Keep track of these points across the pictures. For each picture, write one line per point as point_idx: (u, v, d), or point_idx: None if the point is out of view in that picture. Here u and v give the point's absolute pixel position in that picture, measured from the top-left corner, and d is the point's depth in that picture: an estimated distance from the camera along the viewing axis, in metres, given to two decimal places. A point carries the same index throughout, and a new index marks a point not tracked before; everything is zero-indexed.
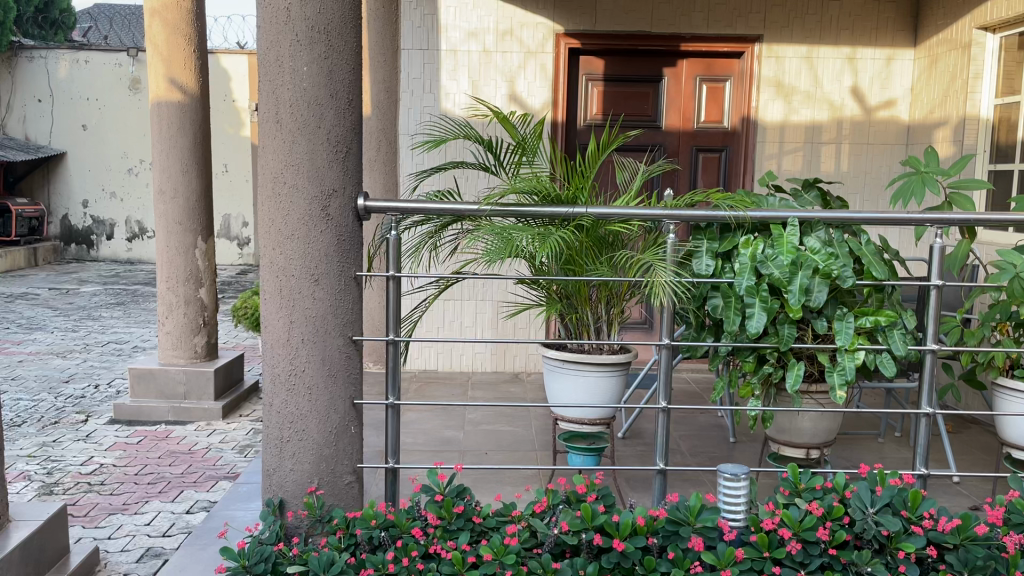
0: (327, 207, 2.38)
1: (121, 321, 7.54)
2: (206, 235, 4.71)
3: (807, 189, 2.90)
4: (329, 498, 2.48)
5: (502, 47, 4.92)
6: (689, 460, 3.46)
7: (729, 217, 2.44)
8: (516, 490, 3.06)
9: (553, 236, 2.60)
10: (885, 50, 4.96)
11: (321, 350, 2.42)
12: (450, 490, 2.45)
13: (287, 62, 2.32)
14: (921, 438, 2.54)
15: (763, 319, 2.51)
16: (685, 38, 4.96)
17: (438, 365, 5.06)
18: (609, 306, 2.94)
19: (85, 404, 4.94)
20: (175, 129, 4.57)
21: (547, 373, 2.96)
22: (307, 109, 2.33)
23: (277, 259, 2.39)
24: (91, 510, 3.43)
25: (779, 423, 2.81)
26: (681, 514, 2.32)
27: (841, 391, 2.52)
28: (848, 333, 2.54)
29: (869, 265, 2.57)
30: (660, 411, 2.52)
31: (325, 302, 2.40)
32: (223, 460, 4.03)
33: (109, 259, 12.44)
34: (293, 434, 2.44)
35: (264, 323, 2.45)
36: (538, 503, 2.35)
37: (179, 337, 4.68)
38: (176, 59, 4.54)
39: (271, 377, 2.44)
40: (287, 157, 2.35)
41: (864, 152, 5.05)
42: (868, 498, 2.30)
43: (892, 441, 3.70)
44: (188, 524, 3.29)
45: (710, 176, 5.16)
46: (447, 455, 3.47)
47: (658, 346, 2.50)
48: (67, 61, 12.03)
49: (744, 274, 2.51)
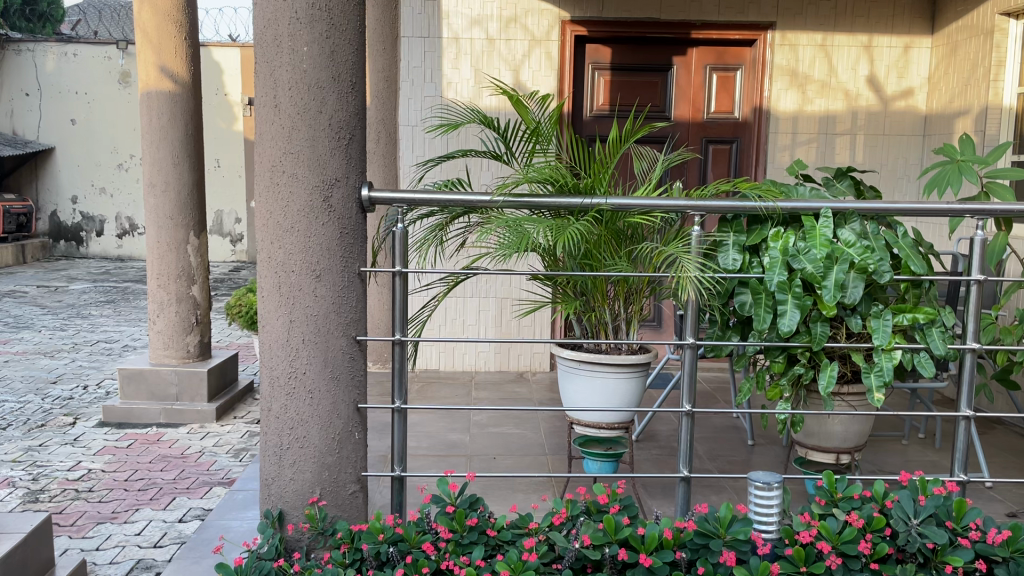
0: (329, 198, 2.21)
1: (112, 319, 7.35)
2: (198, 230, 4.53)
3: (839, 178, 2.74)
4: (331, 509, 2.32)
5: (506, 34, 4.75)
6: (708, 464, 3.29)
7: (760, 208, 2.28)
8: (529, 499, 2.89)
9: (571, 228, 2.43)
10: (902, 39, 4.82)
11: (322, 352, 2.26)
12: (462, 501, 2.29)
13: (287, 41, 2.15)
14: (959, 442, 2.42)
15: (796, 317, 2.36)
16: (695, 25, 4.81)
17: (440, 364, 4.91)
18: (628, 303, 2.77)
19: (73, 406, 4.76)
20: (167, 119, 4.39)
21: (562, 375, 2.79)
22: (306, 93, 2.16)
23: (276, 254, 2.22)
24: (78, 520, 3.26)
25: (808, 427, 2.67)
26: (710, 527, 2.16)
27: (880, 394, 2.37)
28: (887, 332, 2.38)
29: (907, 259, 2.41)
30: (685, 414, 2.36)
31: (327, 299, 2.24)
32: (217, 465, 3.86)
33: (99, 257, 12.25)
34: (294, 441, 2.28)
35: (262, 323, 2.28)
36: (556, 515, 2.20)
37: (171, 336, 4.50)
38: (168, 46, 4.37)
39: (270, 380, 2.28)
40: (286, 144, 2.18)
41: (880, 142, 4.91)
42: (911, 508, 2.16)
43: (918, 442, 3.55)
44: (181, 534, 3.13)
45: (721, 168, 5.03)
46: (454, 460, 3.31)
47: (681, 345, 2.34)
48: (55, 53, 11.79)
49: (775, 269, 2.36)
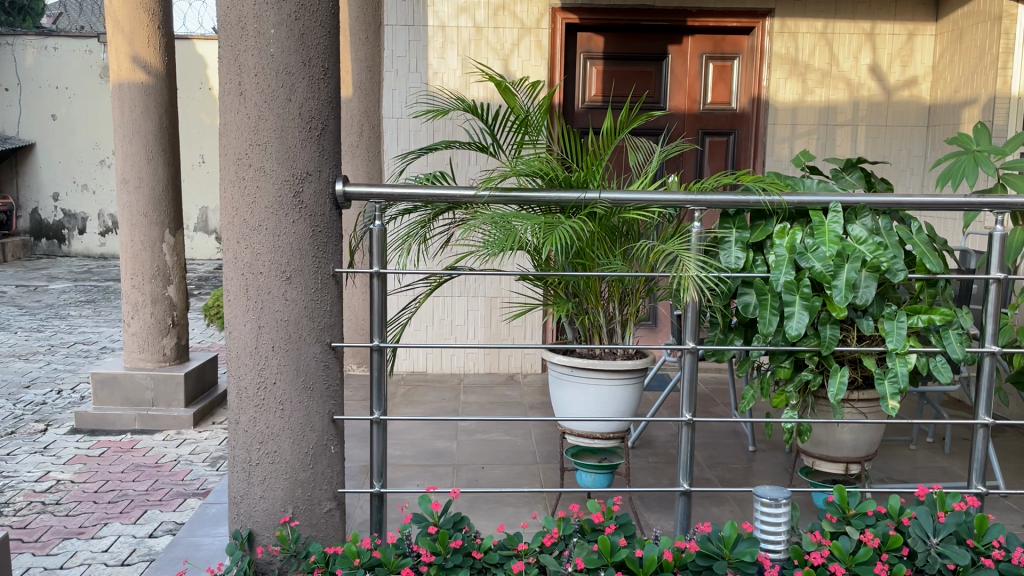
0: (300, 193, 2.03)
1: (90, 320, 7.15)
2: (174, 227, 4.34)
3: (849, 170, 2.61)
4: (304, 529, 2.15)
5: (494, 22, 4.57)
6: (707, 472, 3.13)
7: (766, 204, 2.11)
8: (518, 515, 2.73)
9: (562, 226, 2.26)
10: (906, 26, 4.66)
11: (294, 361, 2.08)
12: (446, 521, 2.12)
13: (252, 23, 1.97)
14: (977, 451, 2.26)
15: (805, 319, 2.19)
16: (691, 12, 4.63)
17: (428, 365, 4.74)
18: (623, 304, 2.61)
19: (45, 412, 4.57)
20: (139, 111, 4.20)
21: (554, 382, 2.62)
22: (274, 79, 1.99)
23: (242, 255, 2.05)
24: (43, 536, 3.08)
25: (815, 435, 2.51)
26: (714, 547, 2.00)
27: (894, 402, 2.23)
28: (902, 335, 2.24)
29: (922, 256, 2.25)
30: (684, 425, 2.19)
31: (298, 303, 2.07)
32: (192, 474, 3.68)
33: (82, 255, 12.04)
34: (264, 456, 2.11)
35: (228, 328, 2.11)
36: (547, 535, 2.03)
37: (146, 339, 4.31)
38: (139, 36, 4.17)
39: (237, 391, 2.11)
40: (253, 135, 2.00)
41: (882, 134, 4.76)
42: (930, 526, 2.00)
43: (926, 447, 3.41)
44: (151, 551, 2.95)
45: (718, 161, 4.88)
46: (440, 470, 3.15)
47: (681, 351, 2.17)
48: (35, 47, 11.52)
49: (782, 268, 2.20)
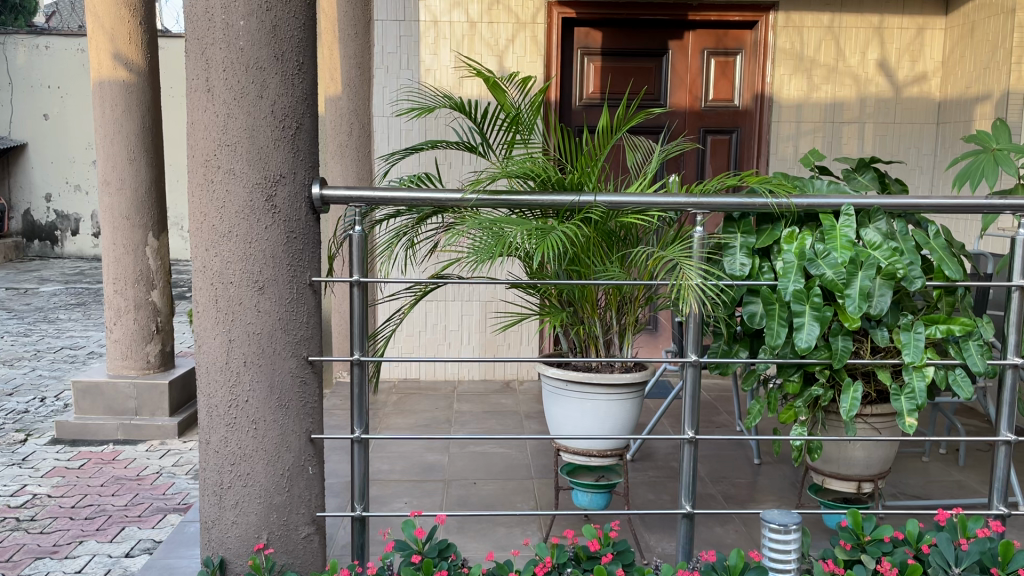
0: (273, 197, 1.89)
1: (79, 324, 7.00)
2: (158, 230, 4.20)
3: (861, 170, 2.47)
4: (280, 557, 2.00)
5: (489, 17, 4.43)
6: (710, 488, 2.98)
7: (774, 206, 1.96)
8: (511, 536, 2.59)
9: (555, 231, 2.11)
10: (915, 20, 4.51)
11: (267, 376, 1.94)
12: (432, 548, 1.95)
13: (219, 15, 1.83)
14: (998, 470, 2.11)
15: (815, 332, 2.06)
16: (691, 6, 4.47)
17: (421, 373, 4.59)
18: (620, 313, 2.46)
19: (26, 421, 4.43)
20: (121, 110, 4.05)
21: (548, 396, 2.47)
22: (243, 74, 1.84)
23: (211, 263, 1.90)
24: (15, 555, 2.93)
25: (825, 452, 2.37)
26: None
27: (912, 419, 2.09)
28: (920, 347, 2.09)
29: (940, 262, 2.12)
30: (687, 443, 2.04)
31: (271, 315, 1.92)
32: (174, 488, 3.53)
33: (75, 256, 11.92)
34: (236, 478, 1.97)
35: (197, 342, 1.96)
36: (539, 565, 1.87)
37: (129, 346, 4.16)
38: (121, 32, 4.03)
39: (207, 409, 1.96)
40: (220, 134, 1.86)
41: (891, 131, 4.61)
42: (952, 554, 1.85)
43: (939, 459, 3.26)
44: (126, 572, 2.81)
45: (719, 161, 4.75)
46: (430, 486, 3.01)
47: (684, 364, 2.01)
48: (26, 46, 11.38)
49: (790, 275, 2.06)
